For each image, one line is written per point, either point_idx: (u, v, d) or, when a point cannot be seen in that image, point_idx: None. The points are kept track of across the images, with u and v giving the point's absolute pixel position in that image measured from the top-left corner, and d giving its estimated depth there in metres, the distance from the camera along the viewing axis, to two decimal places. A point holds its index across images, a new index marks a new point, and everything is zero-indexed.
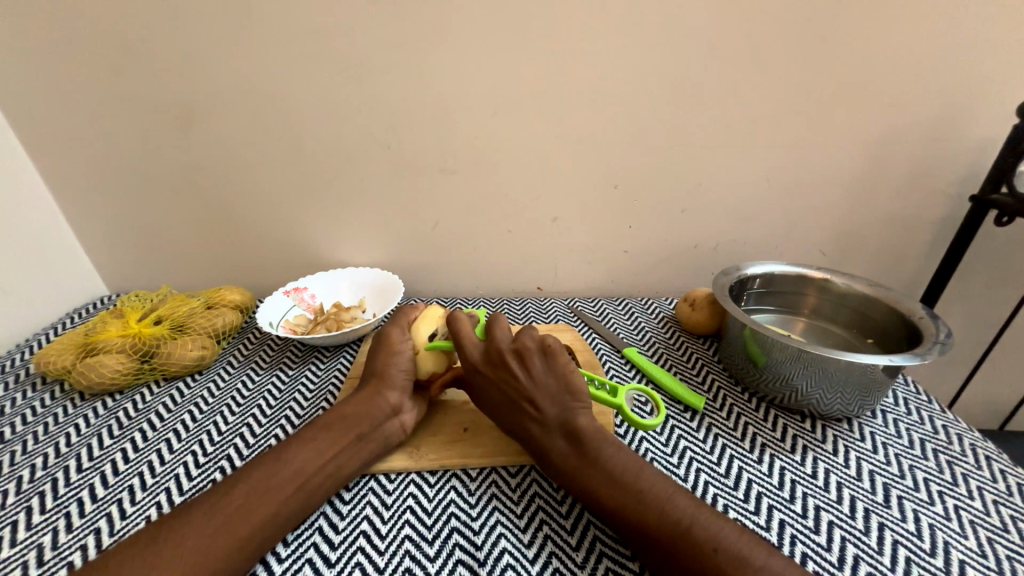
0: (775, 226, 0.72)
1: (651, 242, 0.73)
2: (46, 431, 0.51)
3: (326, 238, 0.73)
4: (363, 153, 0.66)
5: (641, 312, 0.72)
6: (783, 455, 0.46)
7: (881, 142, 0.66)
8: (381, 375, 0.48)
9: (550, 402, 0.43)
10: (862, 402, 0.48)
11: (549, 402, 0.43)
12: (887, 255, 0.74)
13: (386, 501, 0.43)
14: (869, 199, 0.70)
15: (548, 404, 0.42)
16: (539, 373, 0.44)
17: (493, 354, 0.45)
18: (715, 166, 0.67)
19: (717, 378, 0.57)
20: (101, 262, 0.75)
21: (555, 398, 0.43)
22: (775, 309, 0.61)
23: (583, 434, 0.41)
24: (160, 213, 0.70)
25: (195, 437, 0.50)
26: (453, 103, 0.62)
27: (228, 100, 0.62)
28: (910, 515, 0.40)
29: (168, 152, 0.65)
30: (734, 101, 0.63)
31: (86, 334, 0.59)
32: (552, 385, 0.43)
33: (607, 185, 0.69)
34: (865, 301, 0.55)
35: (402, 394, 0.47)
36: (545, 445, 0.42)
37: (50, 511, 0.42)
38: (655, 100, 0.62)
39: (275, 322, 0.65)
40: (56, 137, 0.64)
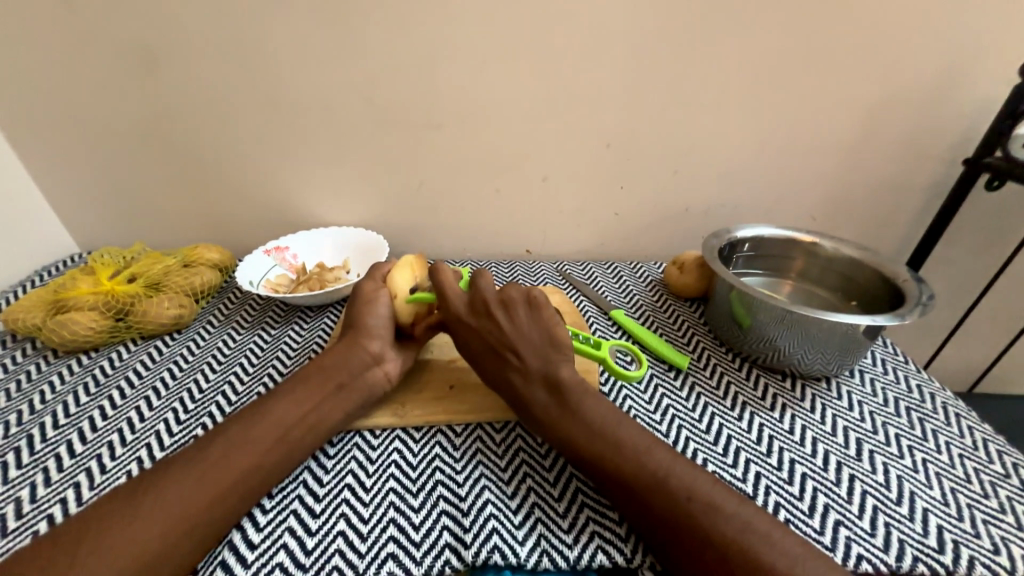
0: (767, 189, 0.71)
1: (642, 204, 0.72)
2: (18, 388, 0.50)
3: (306, 194, 0.70)
4: (343, 103, 0.62)
5: (630, 275, 0.71)
6: (762, 413, 0.47)
7: (881, 102, 0.64)
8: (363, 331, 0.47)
9: (533, 353, 0.43)
10: (841, 360, 0.48)
11: (533, 353, 0.43)
12: (876, 221, 0.74)
13: (370, 456, 0.43)
14: (863, 162, 0.69)
15: (531, 355, 0.43)
16: (523, 324, 0.44)
17: (478, 305, 0.45)
18: (710, 125, 0.65)
19: (702, 339, 0.58)
20: (68, 217, 0.71)
21: (539, 350, 0.43)
22: (764, 272, 0.60)
23: (565, 387, 0.41)
24: (127, 165, 0.66)
25: (175, 395, 0.49)
26: (439, 50, 0.59)
27: (193, 40, 0.57)
28: (880, 467, 0.42)
29: (131, 97, 0.61)
30: (735, 54, 0.60)
31: (56, 290, 0.57)
32: (535, 336, 0.43)
33: (599, 143, 0.66)
34: (852, 264, 0.55)
35: (384, 344, 0.47)
36: (525, 395, 0.42)
37: (27, 466, 0.41)
38: (653, 50, 0.59)
39: (255, 282, 0.63)
40: (4, 78, 0.59)
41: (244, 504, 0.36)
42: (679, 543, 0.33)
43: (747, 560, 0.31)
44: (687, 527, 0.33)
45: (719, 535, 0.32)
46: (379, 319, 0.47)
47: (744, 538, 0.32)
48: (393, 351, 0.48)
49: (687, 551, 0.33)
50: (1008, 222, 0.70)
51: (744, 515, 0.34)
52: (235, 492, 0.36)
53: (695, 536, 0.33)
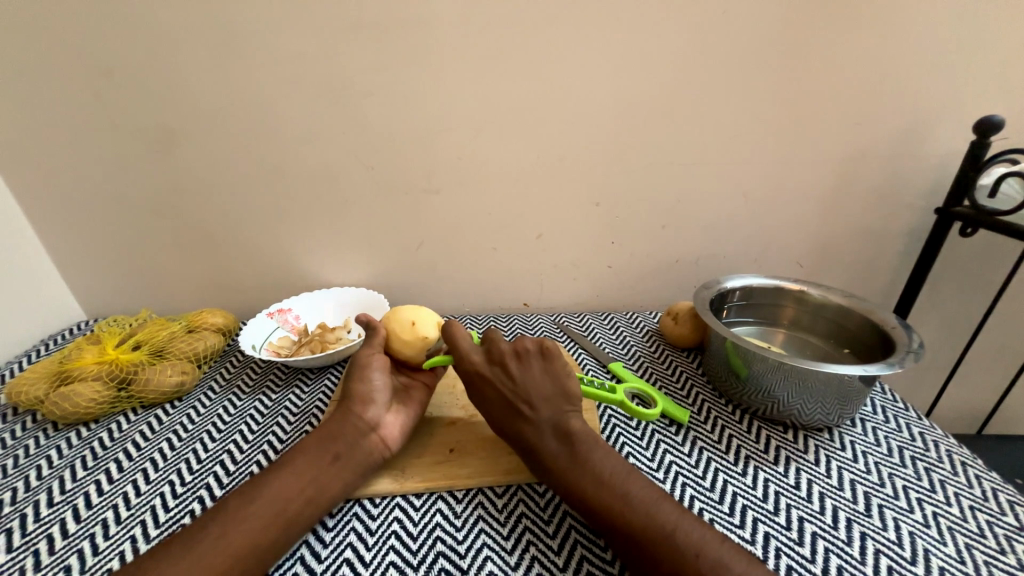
0: (753, 239, 0.74)
1: (634, 256, 0.74)
2: (15, 463, 0.49)
3: (311, 258, 0.73)
4: (348, 175, 0.66)
5: (627, 327, 0.72)
6: (767, 467, 0.47)
7: (850, 158, 0.69)
8: (360, 394, 0.47)
9: (545, 404, 0.43)
10: (841, 410, 0.49)
11: (545, 405, 0.42)
12: (861, 266, 0.77)
13: (370, 526, 0.42)
14: (841, 212, 0.72)
15: (544, 406, 0.42)
16: (535, 374, 0.44)
17: (494, 355, 0.45)
18: (692, 183, 0.69)
19: (701, 392, 0.58)
20: (78, 286, 0.73)
21: (551, 400, 0.43)
22: (755, 321, 0.61)
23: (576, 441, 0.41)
24: (140, 235, 0.69)
25: (173, 466, 0.49)
26: (437, 126, 0.64)
27: (211, 124, 0.62)
28: (891, 524, 0.41)
29: (150, 175, 0.65)
30: (709, 120, 0.65)
31: (61, 361, 0.58)
32: (548, 387, 0.43)
33: (589, 203, 0.70)
34: (840, 311, 0.57)
35: (380, 410, 0.47)
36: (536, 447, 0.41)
37: (17, 549, 0.40)
38: (633, 120, 0.65)
39: (258, 345, 0.64)
40: (33, 160, 0.63)
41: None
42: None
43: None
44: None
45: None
46: (377, 382, 0.48)
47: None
48: (391, 415, 0.48)
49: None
50: (988, 264, 0.73)
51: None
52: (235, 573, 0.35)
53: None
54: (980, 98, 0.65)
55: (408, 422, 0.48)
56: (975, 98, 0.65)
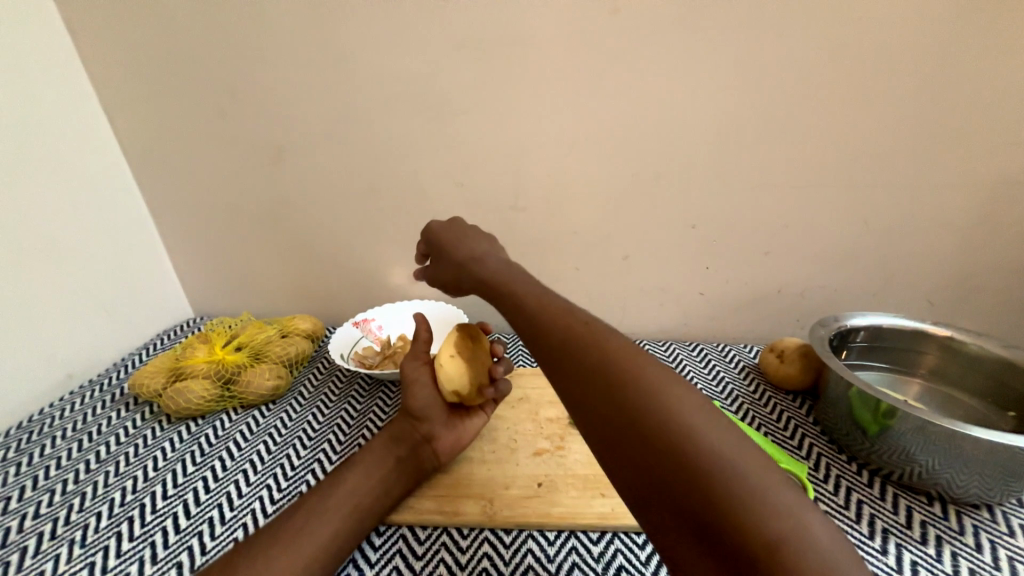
0: (873, 271, 0.66)
1: (729, 284, 0.69)
2: (135, 453, 0.53)
3: (395, 271, 0.74)
4: (437, 191, 0.67)
5: (720, 360, 0.67)
6: (912, 546, 0.40)
7: (1002, 183, 0.59)
8: (413, 408, 0.47)
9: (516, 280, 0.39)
10: (1009, 487, 0.41)
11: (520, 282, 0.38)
12: (1012, 308, 0.65)
13: (460, 559, 0.40)
14: (987, 244, 0.62)
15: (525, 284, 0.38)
16: (507, 266, 0.42)
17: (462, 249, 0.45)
18: (803, 207, 0.63)
19: (816, 443, 0.51)
20: (190, 287, 0.80)
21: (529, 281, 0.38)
22: (884, 366, 0.54)
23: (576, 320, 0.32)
24: (245, 243, 0.75)
25: (269, 470, 0.50)
26: (529, 143, 0.63)
27: (316, 142, 0.66)
28: None
29: (259, 189, 0.70)
30: (827, 139, 0.59)
31: (176, 357, 0.63)
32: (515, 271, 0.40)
33: (683, 225, 0.66)
34: (1001, 365, 0.48)
35: (435, 426, 0.46)
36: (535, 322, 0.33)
37: (137, 539, 0.43)
38: (738, 139, 0.60)
39: (345, 354, 0.66)
40: (165, 174, 0.71)
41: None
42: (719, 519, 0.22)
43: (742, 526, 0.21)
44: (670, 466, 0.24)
45: (770, 509, 0.22)
46: (427, 399, 0.46)
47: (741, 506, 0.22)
48: (444, 430, 0.47)
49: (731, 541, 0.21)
50: None
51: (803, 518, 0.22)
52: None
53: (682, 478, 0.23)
54: None
55: (461, 440, 0.47)
56: None
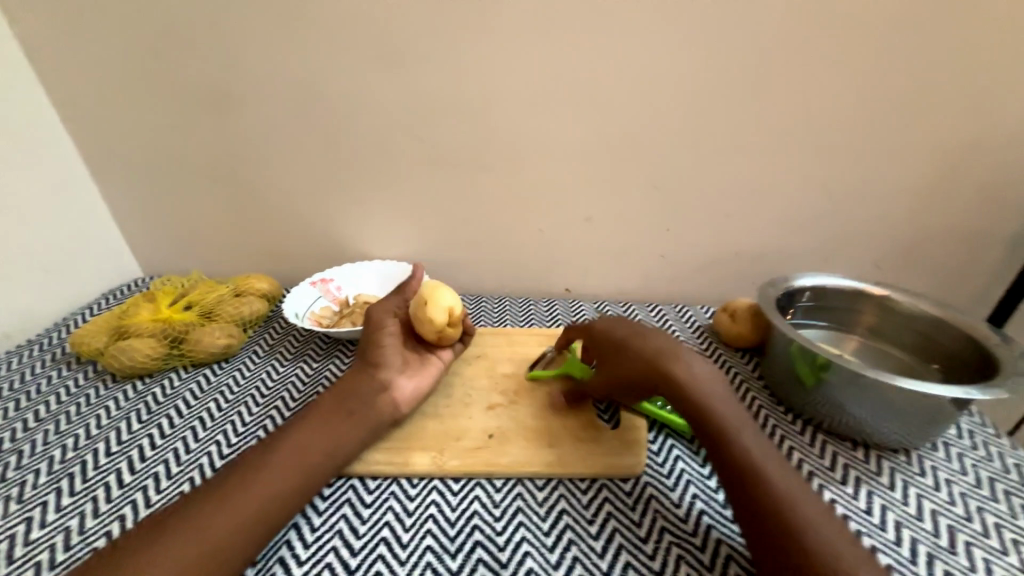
0: (826, 235, 0.67)
1: (690, 246, 0.69)
2: (77, 411, 0.52)
3: (354, 230, 0.72)
4: (395, 146, 0.64)
5: (676, 320, 0.68)
6: (833, 486, 0.42)
7: (953, 149, 0.60)
8: (373, 356, 0.48)
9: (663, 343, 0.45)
10: (924, 432, 0.44)
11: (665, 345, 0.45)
12: (950, 272, 0.68)
13: (407, 507, 0.41)
14: (934, 210, 0.64)
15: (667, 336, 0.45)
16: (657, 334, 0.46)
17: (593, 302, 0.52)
18: (764, 169, 0.63)
19: (758, 396, 0.54)
20: (135, 245, 0.76)
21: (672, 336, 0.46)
22: (826, 324, 0.56)
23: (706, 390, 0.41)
24: (193, 199, 0.70)
25: (219, 426, 0.50)
26: (490, 96, 0.60)
27: (263, 89, 0.61)
28: (981, 564, 0.36)
29: (204, 139, 0.65)
30: (791, 99, 0.58)
31: (120, 316, 0.60)
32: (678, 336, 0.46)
33: (646, 186, 0.65)
34: (932, 321, 0.51)
35: (392, 373, 0.48)
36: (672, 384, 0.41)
37: (78, 494, 0.42)
38: (704, 96, 0.58)
39: (301, 314, 0.64)
40: (97, 120, 0.65)
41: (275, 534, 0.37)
42: (785, 544, 0.33)
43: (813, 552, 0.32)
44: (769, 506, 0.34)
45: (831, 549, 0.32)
46: (389, 348, 0.48)
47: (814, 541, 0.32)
48: (401, 379, 0.48)
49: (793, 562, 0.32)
50: None
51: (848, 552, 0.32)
52: (269, 525, 0.37)
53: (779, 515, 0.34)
54: None
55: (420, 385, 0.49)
56: None
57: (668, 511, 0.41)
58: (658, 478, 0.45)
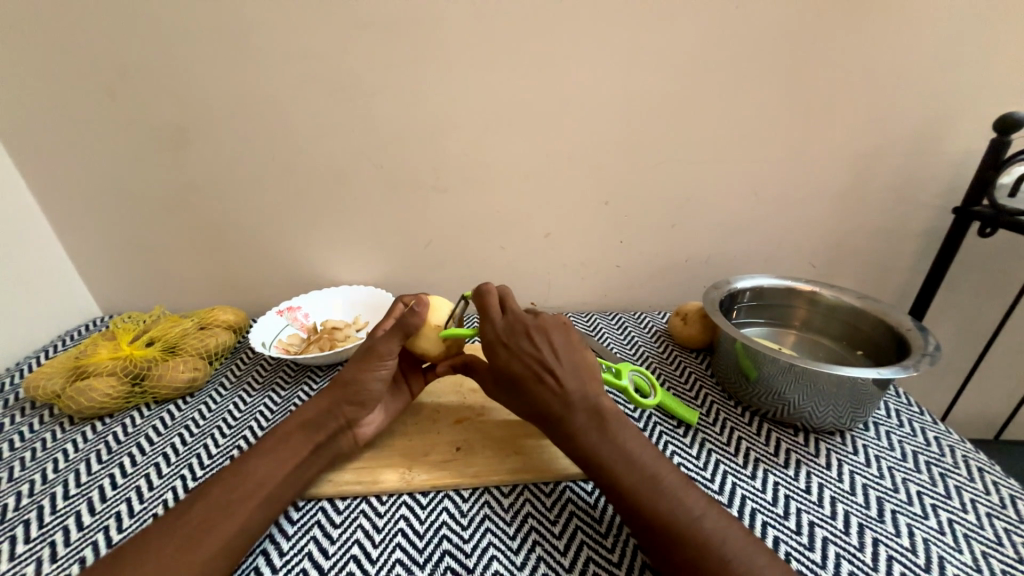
0: (764, 240, 0.73)
1: (643, 255, 0.74)
2: (33, 456, 0.50)
3: (319, 257, 0.73)
4: (357, 174, 0.67)
5: (635, 327, 0.72)
6: (776, 470, 0.46)
7: (864, 157, 0.67)
8: (355, 391, 0.47)
9: (570, 377, 0.43)
10: (854, 414, 0.48)
11: (572, 379, 0.43)
12: (875, 268, 0.75)
13: (377, 523, 0.42)
14: (855, 212, 0.71)
15: (570, 380, 0.43)
16: (568, 367, 0.43)
17: (517, 327, 0.46)
18: (703, 182, 0.68)
19: (710, 392, 0.57)
20: (94, 283, 0.74)
21: (574, 377, 0.43)
22: (765, 321, 0.61)
23: (605, 416, 0.41)
24: (154, 234, 0.70)
25: (184, 460, 0.49)
26: (446, 124, 0.64)
27: (224, 125, 0.63)
28: (905, 530, 0.40)
29: (165, 175, 0.66)
30: (720, 118, 0.64)
31: (77, 356, 0.59)
32: (575, 364, 0.44)
33: (597, 202, 0.70)
34: (853, 312, 0.56)
35: (362, 412, 0.47)
36: (568, 425, 0.41)
37: (34, 540, 0.41)
38: (641, 119, 0.64)
39: (267, 342, 0.64)
40: (53, 160, 0.65)
41: (242, 560, 0.37)
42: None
43: None
44: (674, 538, 0.35)
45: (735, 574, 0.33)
46: (373, 389, 0.47)
47: (717, 561, 0.33)
48: (369, 417, 0.48)
49: None
50: (1005, 266, 0.71)
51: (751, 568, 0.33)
52: (236, 552, 0.37)
53: (683, 546, 0.34)
54: (996, 95, 0.63)
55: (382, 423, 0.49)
56: (991, 96, 0.63)
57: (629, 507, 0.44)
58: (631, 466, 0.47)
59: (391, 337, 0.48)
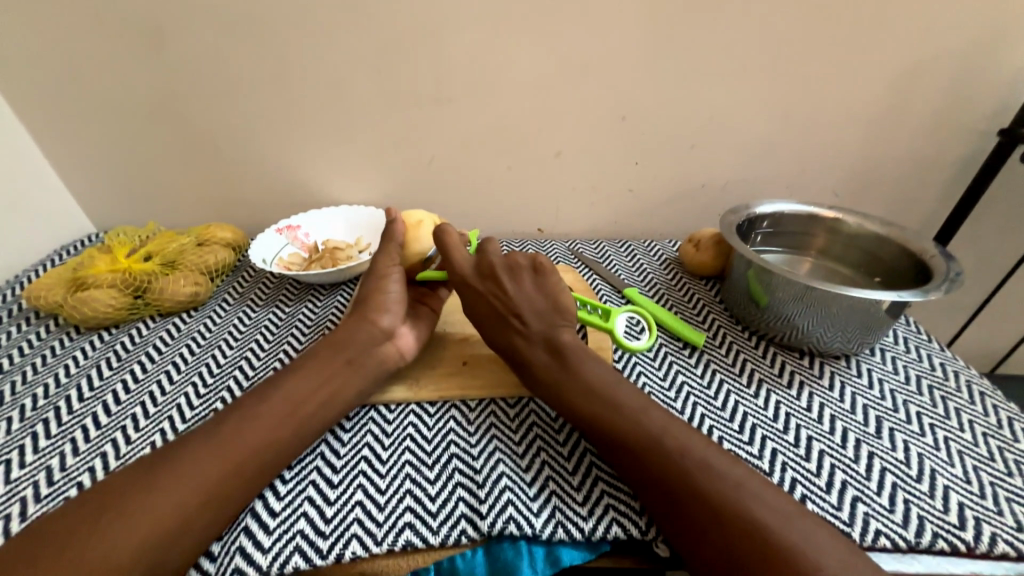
0: (788, 165, 0.69)
1: (658, 180, 0.70)
2: (44, 362, 0.51)
3: (316, 173, 0.69)
4: (354, 80, 0.61)
5: (644, 254, 0.70)
6: (779, 390, 0.46)
7: (912, 72, 0.61)
8: (378, 302, 0.47)
9: (533, 317, 0.45)
10: (863, 338, 0.47)
11: (534, 318, 0.45)
12: (903, 198, 0.72)
13: (386, 429, 0.44)
14: (891, 136, 0.66)
15: (534, 319, 0.45)
16: (532, 307, 0.45)
17: (485, 269, 0.47)
18: (731, 97, 0.63)
19: (717, 317, 0.57)
20: (82, 197, 0.71)
21: (541, 318, 0.45)
22: (782, 249, 0.59)
23: (565, 352, 0.43)
24: (138, 143, 0.66)
25: (193, 370, 0.50)
26: (450, 21, 0.57)
27: (202, 17, 0.56)
28: (901, 445, 0.41)
29: (143, 76, 0.60)
30: (758, 21, 0.57)
31: (75, 269, 0.58)
32: (540, 303, 0.45)
33: (614, 118, 0.64)
34: (876, 240, 0.54)
35: (394, 321, 0.47)
36: (527, 359, 0.43)
37: (55, 437, 0.43)
38: (670, 20, 0.57)
39: (268, 260, 0.63)
40: (16, 55, 0.58)
41: None
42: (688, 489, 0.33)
43: (717, 487, 0.33)
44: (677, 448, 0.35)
45: (736, 480, 0.34)
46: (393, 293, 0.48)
47: (716, 469, 0.34)
48: (403, 327, 0.48)
49: (697, 504, 0.33)
50: None
51: (750, 476, 0.34)
52: None
53: (684, 454, 0.35)
54: None
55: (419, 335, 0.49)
56: None
57: None
58: (649, 384, 0.47)
59: (387, 248, 0.50)
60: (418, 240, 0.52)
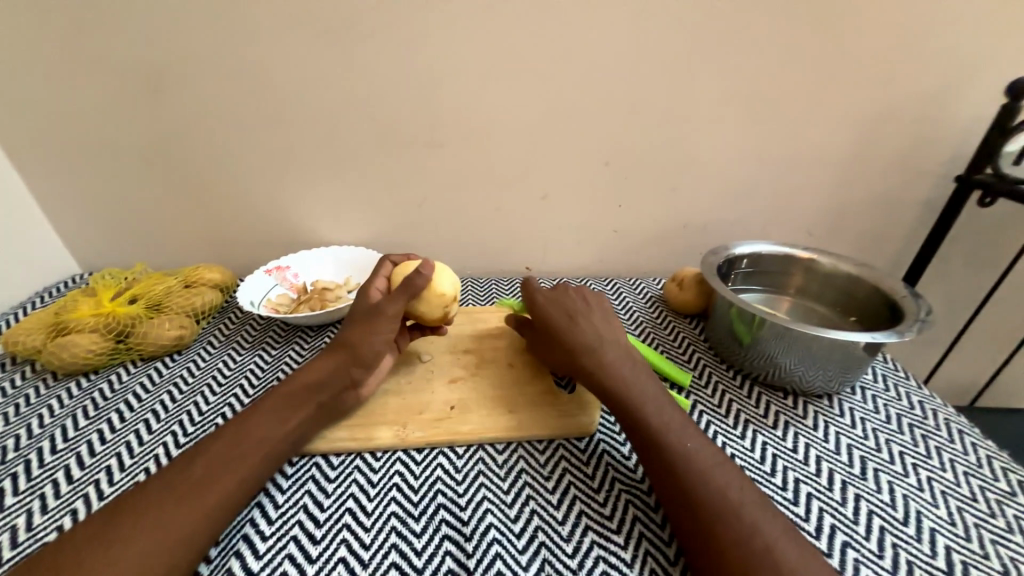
0: (764, 207, 0.72)
1: (641, 220, 0.73)
2: (17, 412, 0.49)
3: (308, 215, 0.70)
4: (349, 128, 0.64)
5: (629, 292, 0.71)
6: (765, 431, 0.47)
7: (873, 121, 0.66)
8: (359, 352, 0.46)
9: (606, 332, 0.48)
10: (843, 377, 0.48)
11: (607, 334, 0.48)
12: (873, 237, 0.75)
13: (372, 478, 0.43)
14: (858, 179, 0.70)
15: (608, 334, 0.48)
16: (608, 326, 0.49)
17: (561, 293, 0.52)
18: (707, 143, 0.66)
19: (702, 356, 0.58)
20: (70, 238, 0.71)
21: (614, 335, 0.48)
22: (762, 288, 0.61)
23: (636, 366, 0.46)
24: (132, 185, 0.67)
25: (174, 418, 0.49)
26: (442, 74, 0.61)
27: (205, 68, 0.59)
28: (885, 486, 0.41)
29: (142, 121, 0.62)
30: (729, 75, 0.62)
31: (56, 312, 0.57)
32: (608, 323, 0.50)
33: (598, 162, 0.67)
34: (850, 280, 0.57)
35: (364, 373, 0.47)
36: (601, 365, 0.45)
37: (23, 493, 0.41)
38: (647, 74, 0.61)
39: (256, 302, 0.63)
40: (18, 101, 0.60)
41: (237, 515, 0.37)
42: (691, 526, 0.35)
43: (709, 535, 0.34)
44: None
45: (726, 528, 0.34)
46: (377, 352, 0.47)
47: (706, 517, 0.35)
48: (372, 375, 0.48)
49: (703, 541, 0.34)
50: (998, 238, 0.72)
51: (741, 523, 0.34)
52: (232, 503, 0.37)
53: None
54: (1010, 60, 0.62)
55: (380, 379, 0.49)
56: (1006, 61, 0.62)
57: (619, 464, 0.45)
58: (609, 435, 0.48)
59: (395, 300, 0.47)
60: (430, 308, 0.49)
